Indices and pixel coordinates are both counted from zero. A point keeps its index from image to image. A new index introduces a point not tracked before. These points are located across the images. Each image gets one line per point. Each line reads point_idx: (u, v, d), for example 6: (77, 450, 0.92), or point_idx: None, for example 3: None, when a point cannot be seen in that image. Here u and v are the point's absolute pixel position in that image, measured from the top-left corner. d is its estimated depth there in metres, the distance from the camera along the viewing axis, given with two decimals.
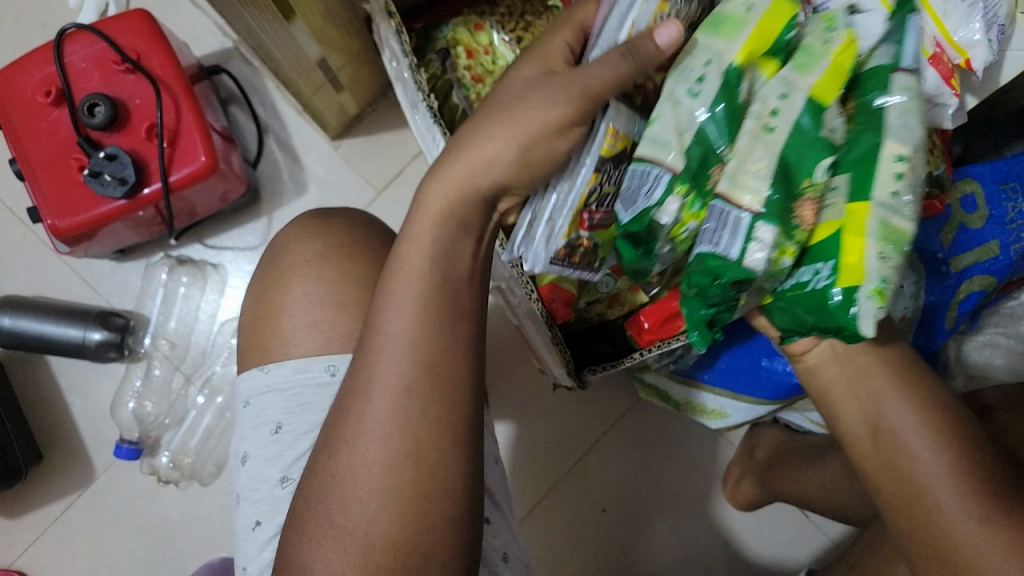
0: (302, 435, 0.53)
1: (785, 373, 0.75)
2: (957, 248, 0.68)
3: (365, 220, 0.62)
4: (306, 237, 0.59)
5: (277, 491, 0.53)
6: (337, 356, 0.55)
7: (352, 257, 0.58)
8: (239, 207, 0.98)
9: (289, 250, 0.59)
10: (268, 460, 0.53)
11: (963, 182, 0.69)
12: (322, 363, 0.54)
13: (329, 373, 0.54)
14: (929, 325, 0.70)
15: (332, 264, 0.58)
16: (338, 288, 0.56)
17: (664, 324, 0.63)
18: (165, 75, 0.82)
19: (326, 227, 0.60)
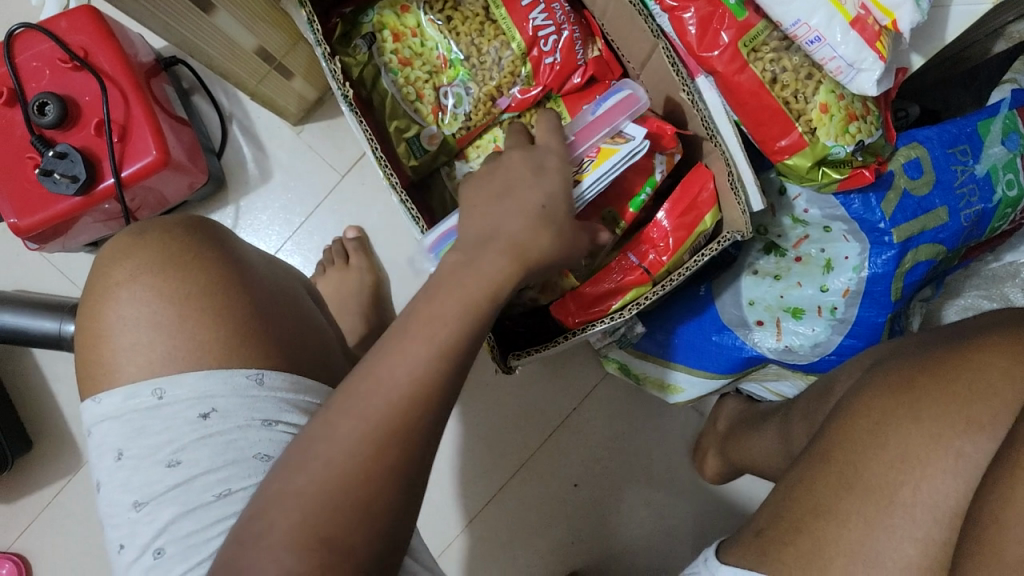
0: (143, 459, 0.50)
1: (733, 347, 0.77)
2: (900, 217, 0.65)
3: (187, 224, 0.59)
4: (118, 258, 0.55)
5: (132, 516, 0.50)
6: (164, 378, 0.51)
7: (175, 270, 0.55)
8: (204, 196, 0.99)
9: (103, 271, 0.55)
10: (121, 487, 0.51)
11: (908, 147, 0.66)
12: (148, 387, 0.51)
13: (156, 396, 0.51)
14: (872, 298, 0.67)
15: (165, 273, 0.54)
16: (170, 299, 0.53)
17: (592, 307, 0.66)
18: (113, 71, 0.83)
19: (138, 244, 0.56)
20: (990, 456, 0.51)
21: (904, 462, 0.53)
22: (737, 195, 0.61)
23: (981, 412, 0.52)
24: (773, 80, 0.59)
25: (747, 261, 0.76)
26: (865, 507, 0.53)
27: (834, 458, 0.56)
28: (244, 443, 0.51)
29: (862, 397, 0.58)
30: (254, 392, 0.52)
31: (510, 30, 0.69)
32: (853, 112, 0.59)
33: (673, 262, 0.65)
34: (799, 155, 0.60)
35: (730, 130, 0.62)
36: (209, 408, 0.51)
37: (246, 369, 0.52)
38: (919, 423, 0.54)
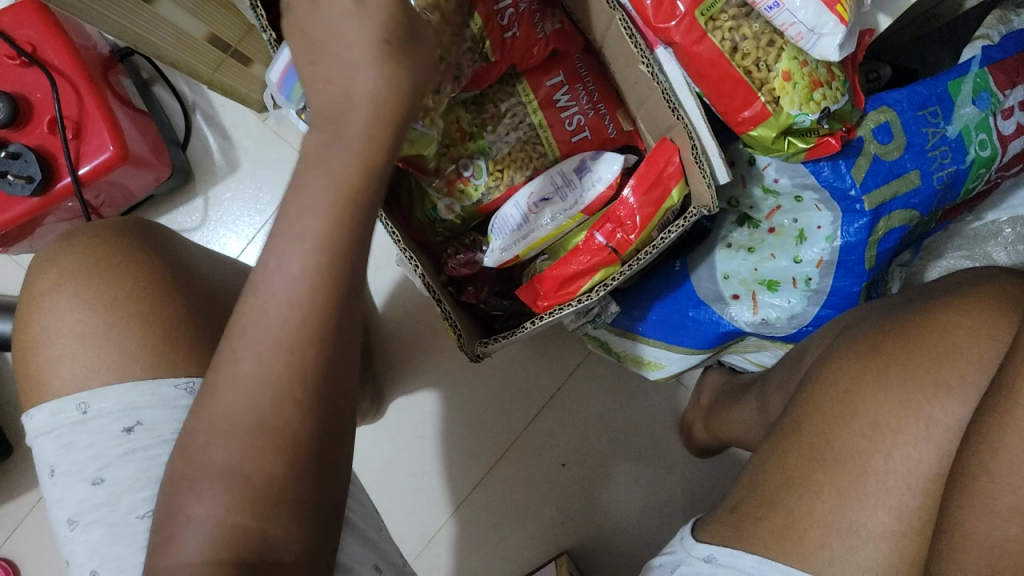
0: (73, 476, 0.49)
1: (711, 322, 0.76)
2: (871, 183, 0.63)
3: (116, 225, 0.57)
4: (43, 267, 0.54)
5: (69, 534, 0.49)
6: (89, 392, 0.50)
7: (99, 276, 0.53)
8: (171, 189, 0.97)
9: (30, 282, 0.54)
10: (54, 505, 0.50)
11: (877, 111, 0.64)
12: (72, 402, 0.50)
13: (82, 410, 0.50)
14: (846, 267, 0.66)
15: (89, 281, 0.53)
16: (96, 306, 0.52)
17: (560, 289, 0.66)
18: (63, 66, 0.81)
19: (65, 249, 0.54)
20: (962, 420, 0.52)
21: (875, 431, 0.54)
22: (702, 168, 0.60)
23: (950, 374, 0.53)
24: (734, 49, 0.57)
25: (721, 233, 0.75)
26: (837, 477, 0.54)
27: (802, 435, 0.57)
28: (169, 459, 0.50)
29: (830, 365, 0.59)
30: (184, 402, 0.51)
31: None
32: (817, 79, 0.57)
33: (641, 239, 0.64)
34: (763, 126, 0.58)
35: (694, 102, 0.60)
36: (134, 421, 0.50)
37: (174, 379, 0.51)
38: (888, 391, 0.54)
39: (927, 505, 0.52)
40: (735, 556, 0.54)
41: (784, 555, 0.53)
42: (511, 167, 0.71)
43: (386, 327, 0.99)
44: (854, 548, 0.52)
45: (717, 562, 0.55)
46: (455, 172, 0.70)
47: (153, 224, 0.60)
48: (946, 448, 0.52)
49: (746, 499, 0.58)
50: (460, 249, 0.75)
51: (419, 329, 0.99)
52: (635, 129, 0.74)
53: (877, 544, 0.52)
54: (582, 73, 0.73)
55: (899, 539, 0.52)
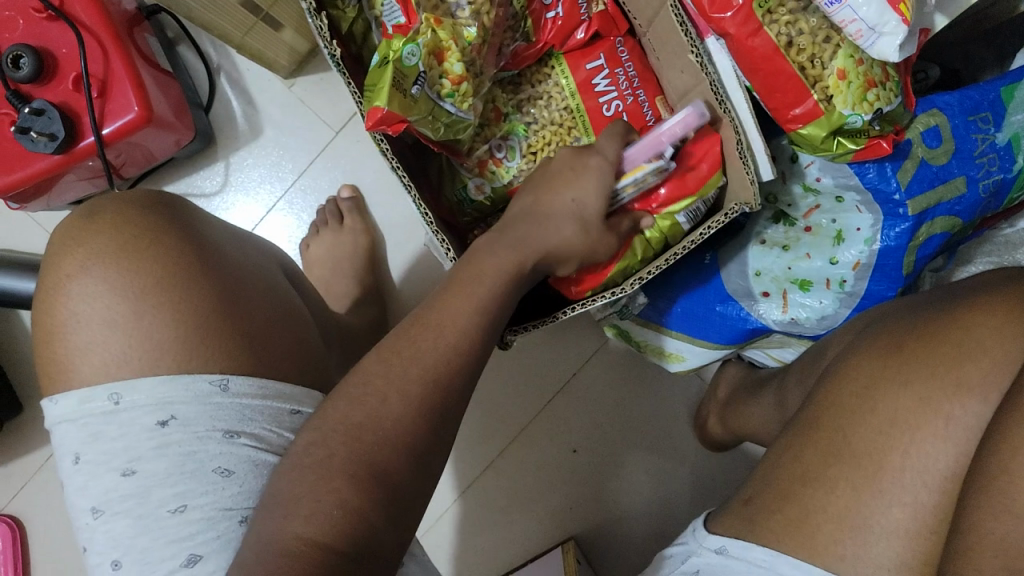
0: (99, 467, 0.47)
1: (738, 318, 0.74)
2: (916, 188, 0.62)
3: (144, 203, 0.55)
4: (71, 246, 0.52)
5: (92, 523, 0.48)
6: (122, 383, 0.48)
7: (129, 258, 0.51)
8: (193, 152, 0.95)
9: (56, 260, 0.52)
10: (77, 493, 0.48)
11: (928, 114, 0.63)
12: (103, 391, 0.48)
13: (113, 401, 0.48)
14: (883, 271, 0.64)
15: (120, 265, 0.51)
16: (128, 290, 0.50)
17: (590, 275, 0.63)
18: (91, 22, 0.79)
19: (93, 226, 0.52)
20: (982, 419, 0.48)
21: (894, 427, 0.51)
22: (746, 164, 0.58)
23: (971, 373, 0.50)
24: (789, 44, 0.55)
25: (755, 229, 0.73)
26: (854, 473, 0.52)
27: (822, 424, 0.55)
28: (204, 456, 0.47)
29: (850, 362, 0.57)
30: (218, 399, 0.49)
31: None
32: (872, 79, 0.56)
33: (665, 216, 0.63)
34: (814, 125, 0.57)
35: (742, 96, 0.59)
36: (168, 415, 0.48)
37: (209, 374, 0.49)
38: (908, 388, 0.52)
39: (944, 503, 0.49)
40: (746, 548, 0.54)
41: (795, 548, 0.52)
42: (543, 150, 0.72)
43: None
44: (866, 544, 0.50)
45: (728, 555, 0.55)
46: (487, 153, 0.71)
47: (175, 198, 0.58)
48: (964, 448, 0.49)
49: (750, 498, 0.57)
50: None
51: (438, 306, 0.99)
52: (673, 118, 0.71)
53: (890, 541, 0.50)
54: (623, 56, 0.70)
55: (915, 539, 0.50)
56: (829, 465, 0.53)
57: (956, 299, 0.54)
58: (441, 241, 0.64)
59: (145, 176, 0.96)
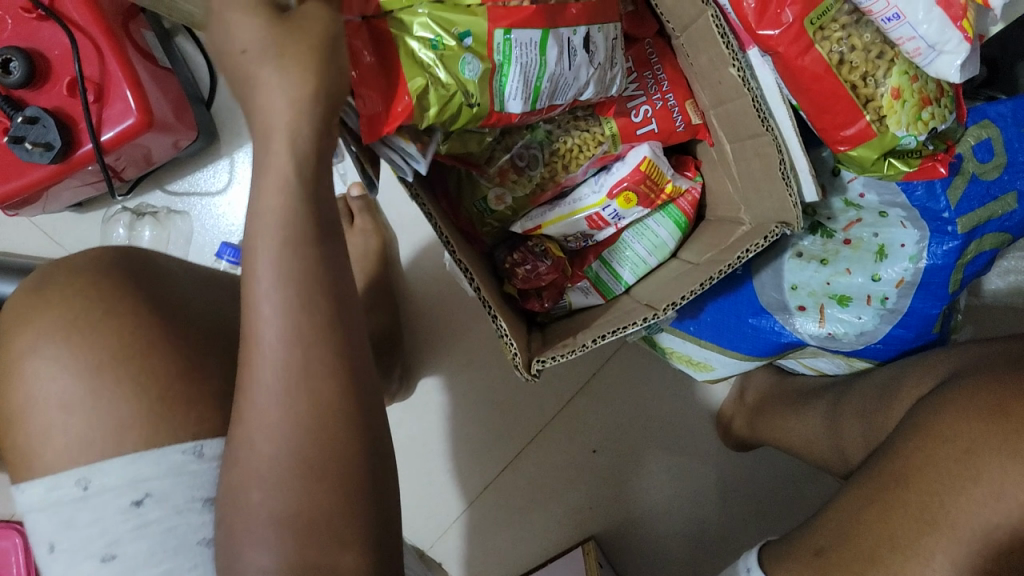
0: (73, 557, 0.44)
1: (772, 331, 0.70)
2: (966, 206, 0.59)
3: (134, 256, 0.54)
4: (22, 321, 0.48)
5: None
6: (88, 466, 0.45)
7: (90, 327, 0.48)
8: (195, 150, 0.91)
9: (18, 323, 0.49)
10: None
11: (979, 126, 0.60)
12: (71, 477, 0.44)
13: (81, 486, 0.45)
14: (928, 289, 0.62)
15: (70, 343, 0.47)
16: None
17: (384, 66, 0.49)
18: (85, 22, 0.75)
19: (43, 297, 0.49)
20: None
21: (998, 501, 0.45)
22: (788, 185, 0.54)
23: None
24: (841, 62, 0.51)
25: (789, 239, 0.69)
26: (948, 545, 0.46)
27: (907, 484, 0.49)
28: (186, 530, 0.45)
29: (940, 414, 0.50)
30: (195, 466, 0.46)
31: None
32: (926, 96, 0.52)
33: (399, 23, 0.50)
34: (864, 147, 0.53)
35: (785, 112, 0.54)
36: (142, 494, 0.45)
37: (182, 444, 0.47)
38: (1018, 459, 0.45)
39: None
40: None
41: None
42: (564, 159, 0.67)
43: (416, 299, 0.97)
44: None
45: None
46: (509, 164, 0.67)
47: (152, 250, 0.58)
48: None
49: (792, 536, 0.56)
50: (527, 257, 0.73)
51: (449, 304, 0.97)
52: (705, 123, 0.68)
53: None
54: (652, 59, 0.68)
55: None
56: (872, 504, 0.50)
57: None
58: (465, 271, 0.60)
59: (143, 178, 0.91)
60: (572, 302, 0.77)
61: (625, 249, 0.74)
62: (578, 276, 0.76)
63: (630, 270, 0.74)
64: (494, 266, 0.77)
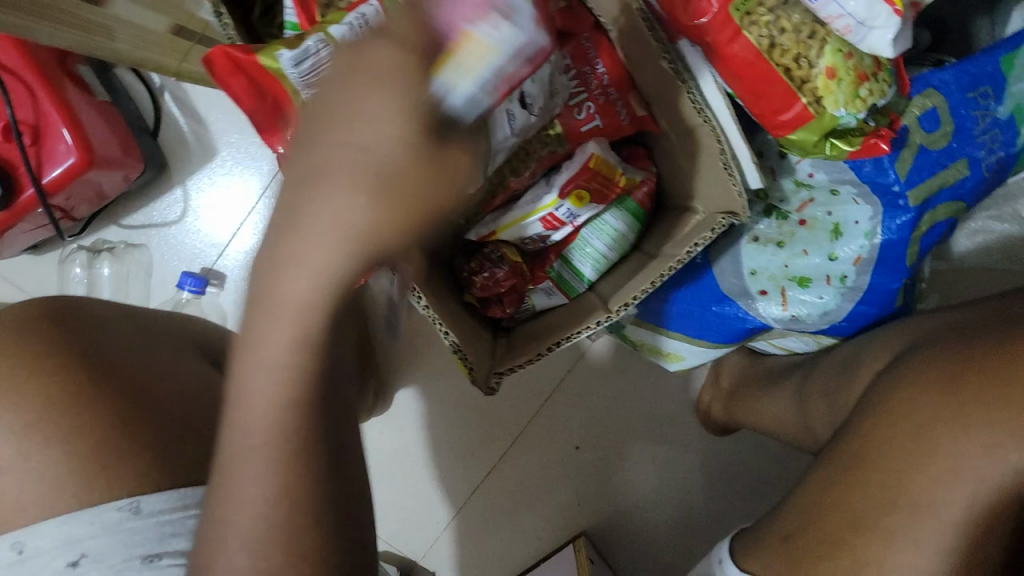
0: None
1: (736, 318, 0.70)
2: (916, 178, 0.58)
3: (72, 310, 0.55)
4: None
5: None
6: (23, 530, 0.46)
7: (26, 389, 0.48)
8: (146, 181, 0.90)
9: None
10: None
11: (923, 95, 0.58)
12: (7, 541, 0.46)
13: (18, 550, 0.46)
14: (886, 264, 0.61)
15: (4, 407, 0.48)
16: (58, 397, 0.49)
17: (277, 113, 0.49)
18: (16, 66, 0.74)
19: None
20: None
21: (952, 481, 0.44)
22: (731, 175, 0.53)
23: None
24: (772, 46, 0.50)
25: (744, 224, 0.68)
26: None
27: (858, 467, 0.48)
28: None
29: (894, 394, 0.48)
30: (132, 524, 0.46)
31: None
32: (863, 72, 0.51)
33: (266, 63, 0.46)
34: (804, 130, 0.52)
35: (721, 101, 0.53)
36: (78, 555, 0.45)
37: (117, 502, 0.46)
38: (971, 432, 0.44)
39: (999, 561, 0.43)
40: None
41: None
42: (513, 163, 0.65)
43: None
44: None
45: None
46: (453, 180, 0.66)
47: (86, 301, 0.58)
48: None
49: (762, 523, 0.55)
50: (483, 264, 0.73)
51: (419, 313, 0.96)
52: (650, 113, 0.66)
53: None
54: (591, 53, 0.65)
55: None
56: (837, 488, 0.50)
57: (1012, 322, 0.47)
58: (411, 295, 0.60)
59: (95, 215, 0.90)
60: (535, 303, 0.76)
61: (584, 245, 0.72)
62: (540, 277, 0.74)
63: (591, 267, 0.72)
64: (453, 274, 0.76)
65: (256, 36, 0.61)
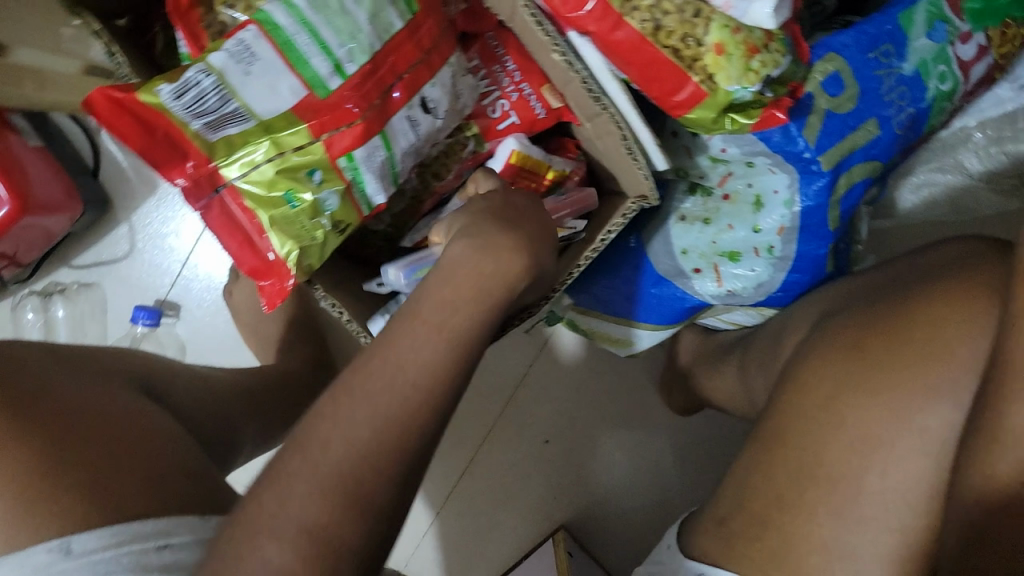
0: None
1: (675, 298, 0.71)
2: (825, 143, 0.57)
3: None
4: None
5: None
6: None
7: None
8: (90, 221, 0.91)
9: None
10: None
11: (824, 60, 0.58)
12: None
13: None
14: (810, 231, 0.61)
15: None
16: None
17: (174, 149, 0.50)
18: None
19: None
20: (957, 427, 0.42)
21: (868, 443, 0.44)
22: (635, 161, 0.54)
23: (937, 376, 0.43)
24: (657, 29, 0.50)
25: (672, 205, 0.69)
26: (829, 494, 0.45)
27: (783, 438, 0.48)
28: None
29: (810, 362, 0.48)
30: (62, 566, 0.44)
31: (316, 42, 0.49)
32: (753, 45, 0.51)
33: (148, 99, 0.47)
34: (701, 108, 0.53)
35: (617, 88, 0.54)
36: None
37: (46, 543, 0.44)
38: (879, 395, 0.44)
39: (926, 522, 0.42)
40: None
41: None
42: (434, 166, 0.66)
43: None
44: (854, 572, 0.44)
45: None
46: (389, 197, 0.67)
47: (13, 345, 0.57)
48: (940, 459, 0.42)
49: (705, 504, 0.56)
50: None
51: None
52: (565, 105, 0.64)
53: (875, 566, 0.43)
54: (499, 52, 0.65)
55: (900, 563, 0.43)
56: (764, 463, 0.50)
57: (914, 279, 0.47)
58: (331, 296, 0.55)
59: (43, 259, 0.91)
60: None
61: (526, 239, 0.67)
62: None
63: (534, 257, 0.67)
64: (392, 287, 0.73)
65: (158, 68, 0.60)
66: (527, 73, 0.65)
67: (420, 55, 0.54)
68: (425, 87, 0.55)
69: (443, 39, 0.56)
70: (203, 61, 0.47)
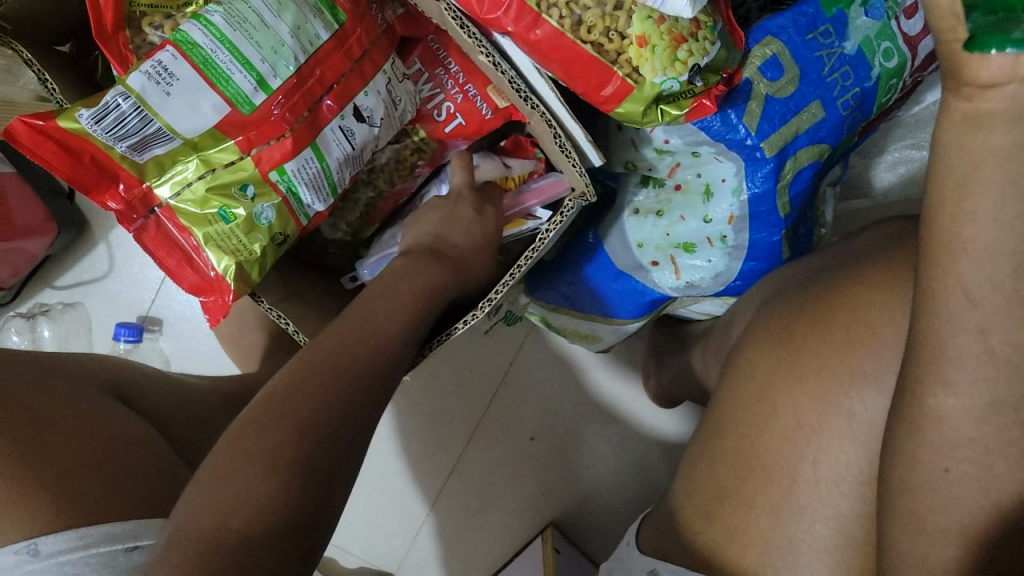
0: None
1: (636, 292, 0.72)
2: (768, 128, 0.57)
3: None
4: None
5: None
6: None
7: None
8: (69, 242, 0.92)
9: None
10: None
11: (762, 44, 0.57)
12: None
13: None
14: (761, 218, 0.60)
15: None
16: None
17: (103, 173, 0.51)
18: None
19: None
20: (885, 411, 0.45)
21: None
22: (569, 158, 0.55)
23: (864, 361, 0.46)
24: (577, 24, 0.50)
25: (626, 197, 0.69)
26: None
27: None
28: None
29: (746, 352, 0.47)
30: (30, 567, 0.42)
31: (237, 59, 0.49)
32: (679, 34, 0.50)
33: (69, 125, 0.48)
34: (629, 102, 0.52)
35: (546, 86, 0.53)
36: None
37: (13, 544, 0.42)
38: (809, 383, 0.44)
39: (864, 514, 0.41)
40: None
41: None
42: (387, 174, 0.67)
43: None
44: None
45: None
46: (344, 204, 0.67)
47: None
48: None
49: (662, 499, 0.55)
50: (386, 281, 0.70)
51: None
52: (511, 104, 0.63)
53: None
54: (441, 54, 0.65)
55: None
56: None
57: (843, 268, 0.51)
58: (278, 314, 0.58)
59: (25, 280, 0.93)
60: None
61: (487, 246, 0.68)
62: None
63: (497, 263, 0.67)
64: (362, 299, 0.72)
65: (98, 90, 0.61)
66: (470, 73, 0.64)
67: (351, 64, 0.55)
68: (359, 97, 0.55)
69: (376, 45, 0.56)
70: (122, 83, 0.47)
